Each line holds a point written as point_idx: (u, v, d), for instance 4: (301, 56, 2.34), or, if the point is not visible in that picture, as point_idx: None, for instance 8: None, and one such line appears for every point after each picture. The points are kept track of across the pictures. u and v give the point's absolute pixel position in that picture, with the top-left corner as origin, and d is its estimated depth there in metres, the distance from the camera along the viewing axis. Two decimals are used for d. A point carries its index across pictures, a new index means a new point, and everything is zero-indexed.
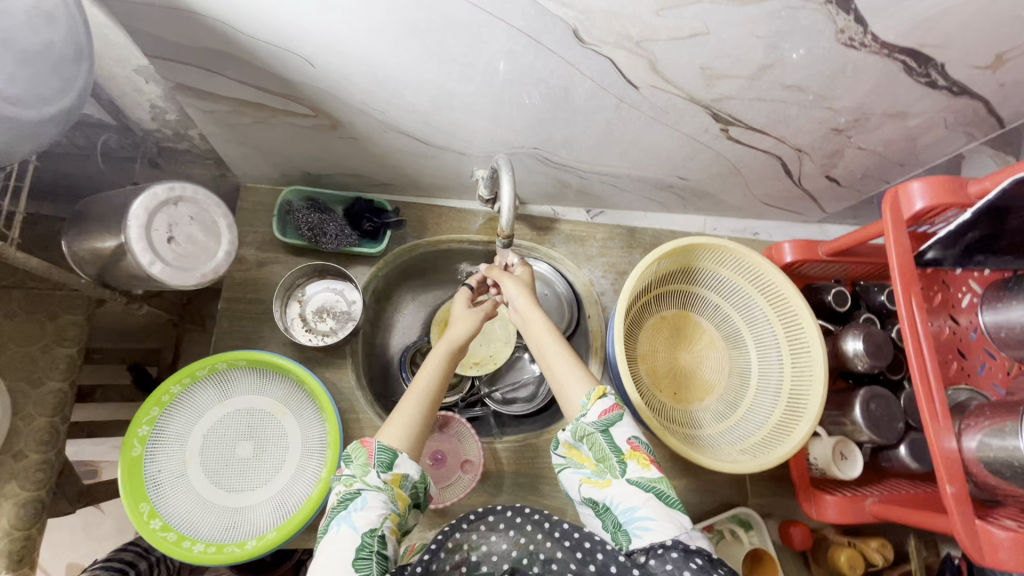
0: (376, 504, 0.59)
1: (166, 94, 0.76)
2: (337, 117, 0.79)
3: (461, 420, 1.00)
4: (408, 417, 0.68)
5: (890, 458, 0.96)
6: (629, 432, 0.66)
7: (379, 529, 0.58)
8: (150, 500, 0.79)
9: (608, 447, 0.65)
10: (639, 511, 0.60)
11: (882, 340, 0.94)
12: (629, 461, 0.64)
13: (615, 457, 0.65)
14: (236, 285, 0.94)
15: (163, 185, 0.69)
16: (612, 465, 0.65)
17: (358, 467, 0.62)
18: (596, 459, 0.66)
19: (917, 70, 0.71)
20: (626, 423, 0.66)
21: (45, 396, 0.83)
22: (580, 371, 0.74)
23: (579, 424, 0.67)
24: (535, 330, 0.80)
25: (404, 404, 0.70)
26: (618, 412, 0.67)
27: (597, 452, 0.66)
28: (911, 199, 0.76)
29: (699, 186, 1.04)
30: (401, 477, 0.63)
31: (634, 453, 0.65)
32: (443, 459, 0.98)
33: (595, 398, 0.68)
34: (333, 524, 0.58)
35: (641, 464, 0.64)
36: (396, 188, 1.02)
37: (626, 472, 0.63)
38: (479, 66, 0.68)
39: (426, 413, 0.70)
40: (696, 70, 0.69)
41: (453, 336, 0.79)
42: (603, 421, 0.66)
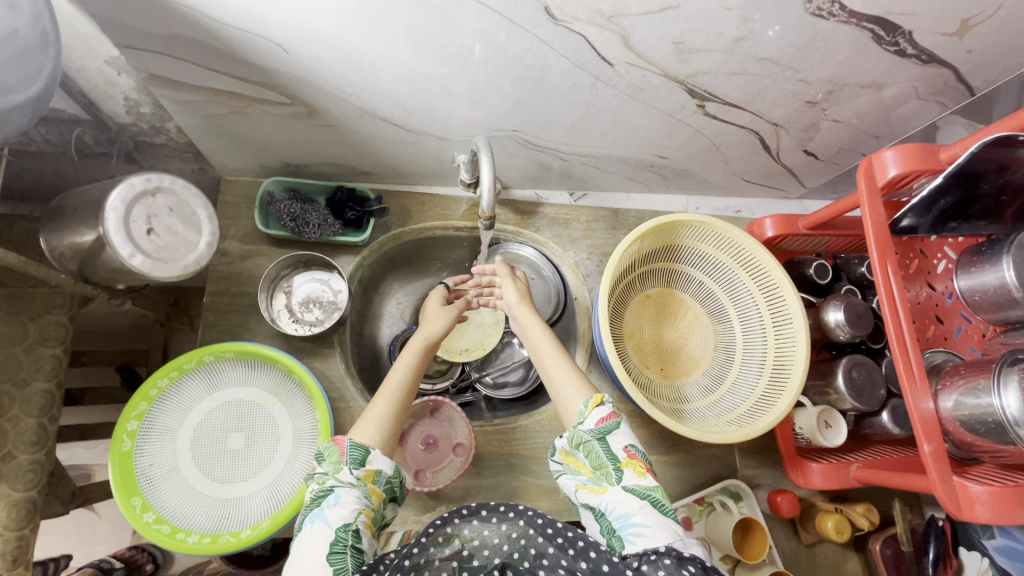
0: (349, 501, 0.60)
1: (139, 86, 0.75)
2: (313, 104, 0.78)
3: (452, 404, 1.02)
4: (379, 414, 0.69)
5: (873, 425, 0.98)
6: (626, 439, 0.67)
7: (353, 524, 0.59)
8: (142, 494, 0.79)
9: (604, 456, 0.66)
10: (633, 519, 0.60)
11: (863, 310, 0.95)
12: (625, 469, 0.65)
13: (612, 465, 0.65)
14: (220, 278, 0.94)
15: (140, 175, 0.68)
16: (608, 473, 0.65)
17: (330, 465, 0.63)
18: (592, 467, 0.67)
19: (886, 39, 0.72)
20: (622, 431, 0.67)
21: (32, 397, 0.82)
22: (578, 377, 0.75)
23: (575, 432, 0.68)
24: (533, 335, 0.83)
25: (375, 405, 0.71)
26: (615, 420, 0.68)
27: (593, 460, 0.67)
28: (884, 167, 0.77)
29: (679, 165, 1.05)
30: (375, 473, 0.64)
31: (630, 461, 0.65)
32: (434, 443, 0.99)
33: (592, 406, 0.69)
34: (306, 521, 0.59)
35: (638, 472, 0.64)
36: (377, 176, 1.02)
37: (623, 480, 0.64)
38: (452, 47, 0.68)
39: (399, 409, 0.71)
40: (668, 45, 0.69)
41: (428, 332, 0.82)
42: (600, 429, 0.67)
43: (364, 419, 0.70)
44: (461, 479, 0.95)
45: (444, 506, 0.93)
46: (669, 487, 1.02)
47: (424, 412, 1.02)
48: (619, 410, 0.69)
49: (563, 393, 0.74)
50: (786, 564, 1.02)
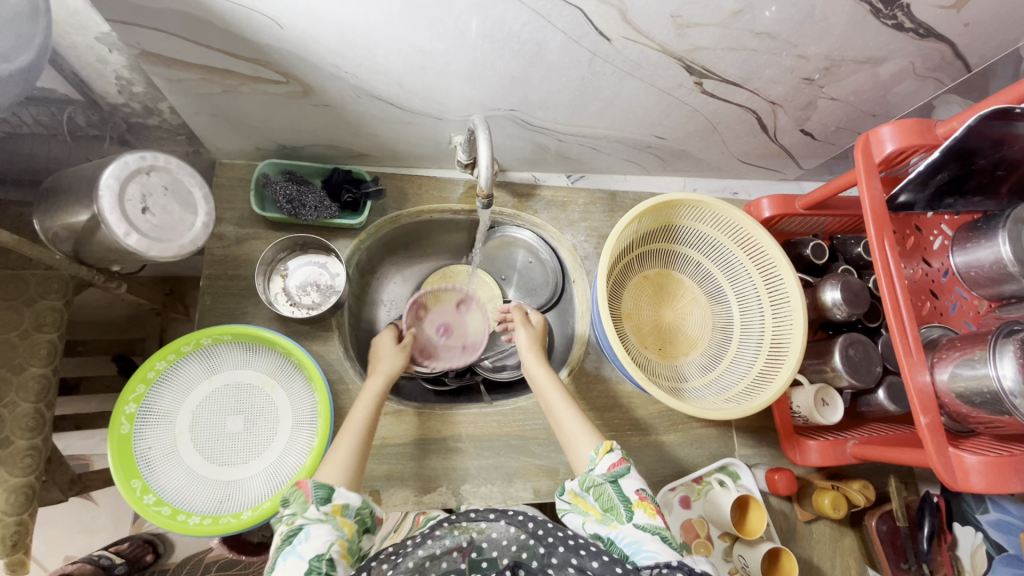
0: (320, 534, 0.61)
1: (131, 64, 0.74)
2: (308, 83, 0.78)
3: (478, 302, 1.18)
4: (342, 458, 0.73)
5: (869, 402, 0.99)
6: (637, 483, 0.70)
7: (326, 554, 0.60)
8: (141, 477, 0.78)
9: (616, 498, 0.69)
10: (645, 545, 0.63)
11: (859, 289, 0.96)
12: (636, 510, 0.67)
13: (623, 506, 0.68)
14: (217, 262, 0.94)
15: (134, 153, 0.67)
16: (619, 513, 0.68)
17: (297, 505, 0.65)
18: (603, 509, 0.69)
19: (884, 12, 0.72)
20: (633, 476, 0.70)
21: (28, 382, 0.82)
22: (586, 426, 0.80)
23: (588, 476, 0.71)
24: (541, 383, 0.87)
25: (338, 447, 0.74)
26: (625, 465, 0.71)
27: (604, 502, 0.69)
28: (882, 142, 0.77)
29: (677, 145, 1.05)
30: (343, 506, 0.66)
31: (641, 502, 0.68)
32: (449, 331, 1.15)
33: (602, 452, 0.72)
34: (279, 560, 0.60)
35: (648, 512, 0.67)
36: (373, 158, 1.01)
37: (633, 519, 0.66)
38: (449, 22, 0.68)
39: (360, 452, 0.75)
40: (666, 18, 0.69)
41: (385, 371, 0.88)
42: (611, 474, 0.70)
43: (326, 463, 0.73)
44: (462, 460, 0.96)
45: (445, 487, 0.94)
46: (669, 467, 1.03)
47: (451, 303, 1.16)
48: (628, 456, 0.72)
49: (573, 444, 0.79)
50: (784, 541, 1.03)
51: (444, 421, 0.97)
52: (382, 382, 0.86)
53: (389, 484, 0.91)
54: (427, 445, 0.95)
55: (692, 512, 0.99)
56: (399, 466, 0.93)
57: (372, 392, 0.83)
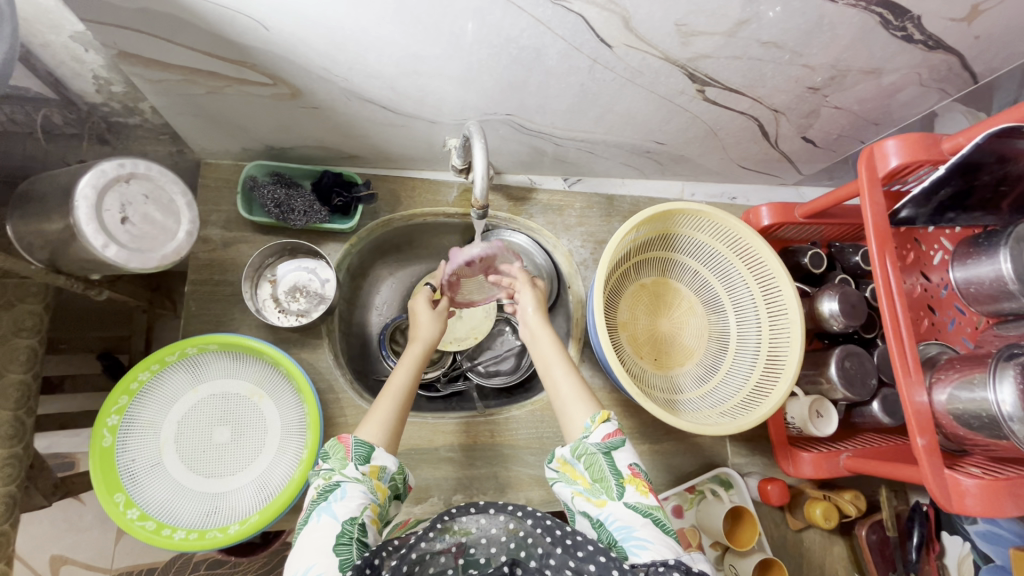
0: (355, 494, 0.62)
1: (109, 64, 0.71)
2: (297, 85, 0.74)
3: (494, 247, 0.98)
4: (383, 415, 0.73)
5: (863, 414, 0.99)
6: (630, 458, 0.70)
7: (359, 518, 0.61)
8: (125, 490, 0.77)
9: (608, 470, 0.68)
10: (635, 531, 0.61)
11: (856, 301, 0.95)
12: (627, 486, 0.66)
13: (614, 480, 0.67)
14: (202, 267, 0.91)
15: (112, 160, 0.64)
16: (610, 487, 0.67)
17: (336, 461, 0.66)
18: (592, 479, 0.68)
19: (894, 23, 0.70)
20: (627, 450, 0.70)
21: (7, 389, 0.81)
22: (586, 394, 0.77)
23: (581, 443, 0.71)
24: (543, 343, 0.85)
25: (378, 406, 0.75)
26: (620, 438, 0.71)
27: (594, 473, 0.68)
28: (886, 156, 0.76)
29: (676, 150, 1.02)
30: (379, 469, 0.67)
31: (633, 478, 0.67)
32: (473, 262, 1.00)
33: (600, 421, 0.72)
34: (313, 514, 0.61)
35: (640, 490, 0.66)
36: (365, 160, 0.98)
37: (624, 496, 0.65)
38: (443, 25, 0.65)
39: (400, 413, 0.75)
40: (670, 26, 0.66)
41: (424, 338, 0.86)
42: (606, 444, 0.70)
43: (366, 421, 0.73)
44: (453, 470, 0.94)
45: (437, 497, 0.92)
46: (662, 476, 1.03)
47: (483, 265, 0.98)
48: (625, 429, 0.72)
49: (567, 410, 0.76)
50: (774, 549, 1.03)
51: (435, 430, 0.95)
52: (421, 350, 0.84)
53: None
54: (418, 455, 0.94)
55: (683, 522, 0.99)
56: None
57: (413, 356, 0.82)
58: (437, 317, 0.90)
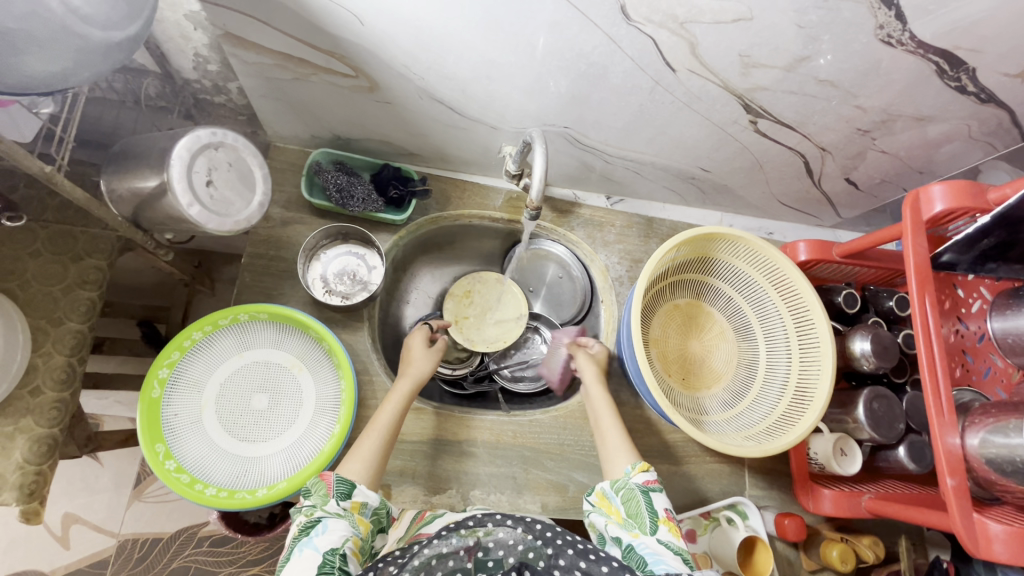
0: (337, 527, 0.63)
1: (212, 43, 0.77)
2: (376, 79, 0.80)
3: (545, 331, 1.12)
4: (367, 453, 0.75)
5: (887, 458, 0.97)
6: (667, 503, 0.72)
7: (340, 548, 0.61)
8: (165, 442, 0.80)
9: (644, 508, 0.71)
10: (664, 559, 0.64)
11: (889, 343, 0.96)
12: (660, 525, 0.69)
13: (649, 517, 0.70)
14: (260, 241, 0.96)
15: (206, 128, 0.70)
16: (643, 522, 0.70)
17: (318, 497, 0.66)
18: (626, 514, 0.72)
19: (949, 73, 0.73)
20: (666, 495, 0.72)
21: (64, 336, 0.88)
22: (627, 445, 0.83)
23: (624, 482, 0.75)
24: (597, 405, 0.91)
25: (363, 442, 0.77)
26: (659, 485, 0.74)
27: (630, 508, 0.72)
28: (931, 202, 0.78)
29: (720, 180, 1.06)
30: (361, 504, 0.69)
31: (668, 519, 0.70)
32: None
33: (639, 469, 0.75)
34: (295, 550, 0.61)
35: (673, 531, 0.68)
36: (423, 158, 1.03)
37: (657, 532, 0.68)
38: (520, 36, 0.70)
39: (383, 451, 0.77)
40: (733, 57, 0.71)
41: (414, 375, 0.88)
42: (646, 486, 0.73)
43: (352, 456, 0.75)
44: (473, 465, 0.95)
45: (456, 490, 0.93)
46: (678, 499, 1.02)
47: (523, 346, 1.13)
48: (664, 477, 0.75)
49: (610, 447, 0.83)
50: None
51: (461, 424, 0.97)
52: (410, 386, 0.86)
53: (400, 480, 0.91)
54: (441, 446, 0.95)
55: (695, 547, 0.98)
56: (415, 462, 0.93)
57: (400, 394, 0.84)
58: (431, 354, 0.93)
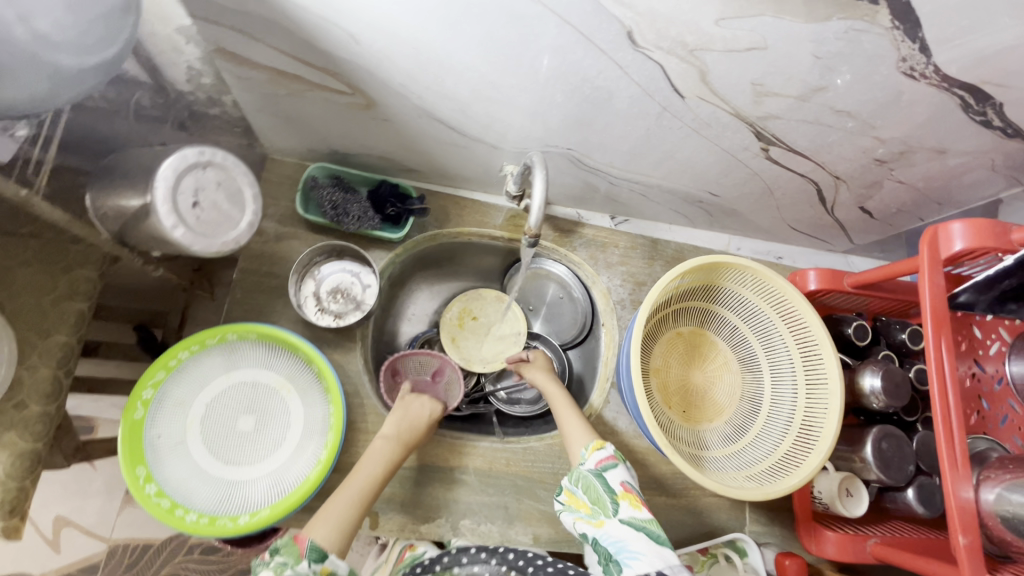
0: None
1: (204, 57, 0.75)
2: (373, 97, 0.77)
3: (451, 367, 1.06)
4: (337, 518, 0.72)
5: (895, 499, 0.94)
6: (623, 477, 0.77)
7: None
8: (147, 465, 0.78)
9: (602, 490, 0.75)
10: (629, 544, 0.69)
11: (900, 379, 0.92)
12: (621, 501, 0.74)
13: (609, 499, 0.74)
14: (253, 257, 0.93)
15: (194, 147, 0.67)
16: (606, 507, 0.74)
17: (289, 556, 0.64)
18: (591, 502, 0.75)
19: (974, 108, 0.69)
20: (620, 470, 0.77)
21: (51, 348, 0.85)
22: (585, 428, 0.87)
23: (579, 470, 0.79)
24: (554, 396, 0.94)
25: (333, 504, 0.73)
26: (613, 463, 0.78)
27: (592, 495, 0.76)
28: (950, 239, 0.74)
29: (728, 204, 1.02)
30: (331, 571, 0.66)
31: (626, 494, 0.75)
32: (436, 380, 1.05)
33: (592, 450, 0.80)
34: None
35: (633, 505, 0.73)
36: (422, 174, 1.01)
37: (619, 512, 0.73)
38: (521, 59, 0.67)
39: (356, 516, 0.73)
40: (746, 85, 0.67)
41: (396, 435, 0.84)
42: (598, 469, 0.78)
43: (321, 519, 0.72)
44: (463, 493, 0.93)
45: (445, 519, 0.91)
46: (676, 533, 0.99)
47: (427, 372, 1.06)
48: (617, 454, 0.80)
49: (567, 431, 0.87)
50: None
51: (453, 450, 0.95)
52: (389, 447, 0.83)
53: (388, 507, 0.88)
54: (432, 473, 0.92)
55: None
56: (404, 489, 0.91)
57: (379, 454, 0.81)
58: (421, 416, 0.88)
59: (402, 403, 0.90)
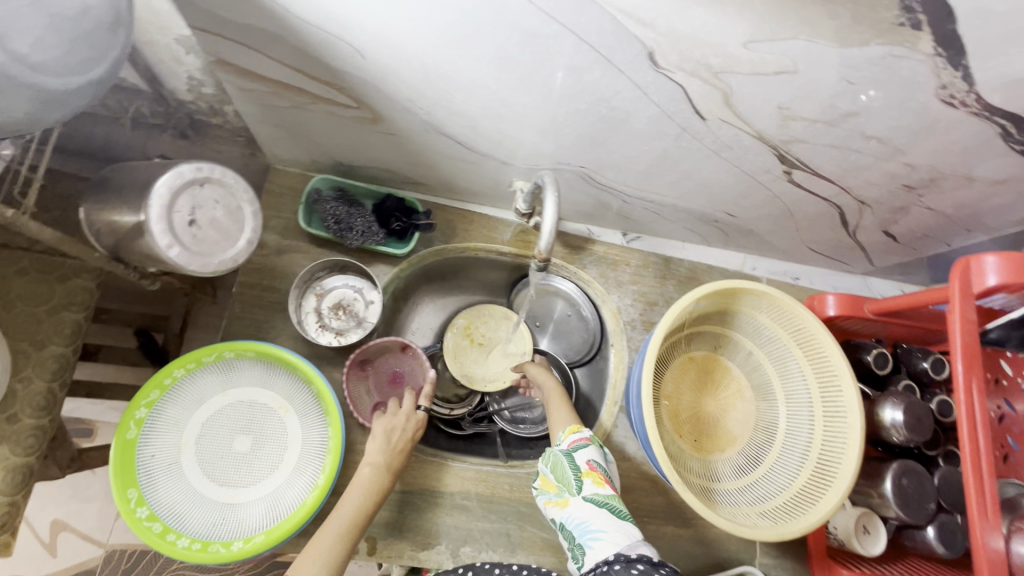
0: None
1: (205, 68, 0.72)
2: (380, 112, 0.74)
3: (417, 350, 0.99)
4: (322, 553, 0.69)
5: (914, 538, 0.89)
6: (590, 455, 0.75)
7: None
8: (139, 487, 0.75)
9: (569, 470, 0.73)
10: (591, 525, 0.68)
11: (923, 414, 0.87)
12: (585, 480, 0.72)
13: (574, 477, 0.72)
14: (253, 270, 0.91)
15: (191, 163, 0.65)
16: (571, 485, 0.72)
17: None
18: (558, 483, 0.73)
19: (1015, 136, 0.65)
20: (588, 448, 0.75)
21: (46, 360, 0.83)
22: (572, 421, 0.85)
23: (551, 453, 0.77)
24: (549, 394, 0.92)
25: (320, 539, 0.70)
26: (584, 442, 0.76)
27: (559, 475, 0.74)
28: (983, 273, 0.70)
29: (745, 224, 0.98)
30: None
31: (591, 472, 0.72)
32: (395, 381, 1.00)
33: (568, 434, 0.78)
34: None
35: (597, 483, 0.71)
36: (429, 188, 0.98)
37: (583, 490, 0.71)
38: (534, 77, 0.63)
39: (343, 550, 0.71)
40: (772, 108, 0.63)
41: (377, 458, 0.80)
42: (569, 449, 0.75)
43: (306, 556, 0.68)
44: (464, 519, 0.90)
45: (445, 546, 0.88)
46: (683, 565, 0.95)
47: (395, 348, 0.99)
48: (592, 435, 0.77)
49: (552, 419, 0.87)
50: None
51: (454, 474, 0.92)
52: (372, 473, 0.79)
53: (386, 532, 0.86)
54: (432, 497, 0.90)
55: None
56: (403, 514, 0.88)
57: (365, 482, 0.78)
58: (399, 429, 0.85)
59: (385, 424, 0.85)
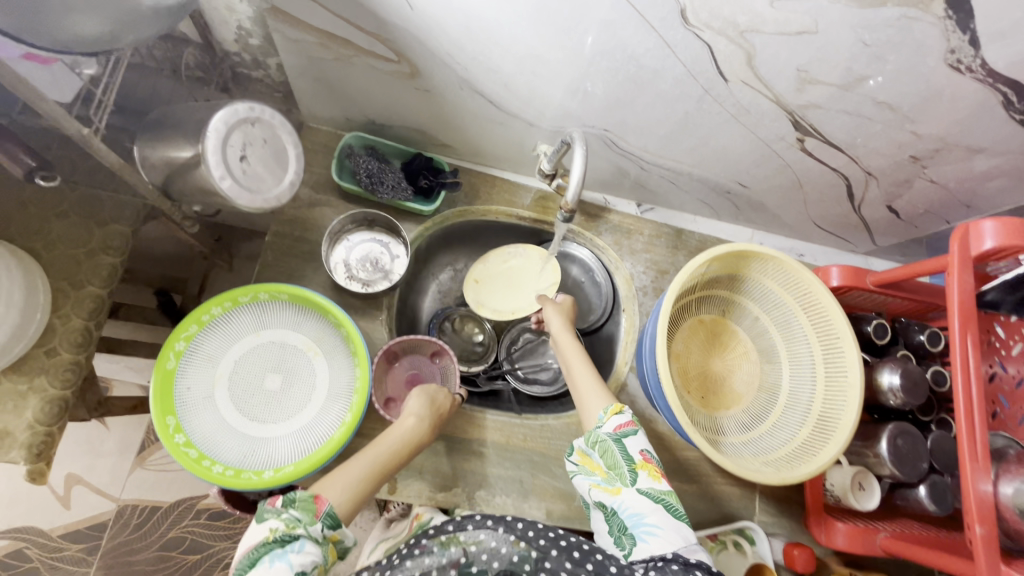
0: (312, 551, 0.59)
1: (256, 17, 0.76)
2: (419, 66, 0.78)
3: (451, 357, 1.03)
4: (350, 479, 0.70)
5: (906, 496, 0.94)
6: (642, 445, 0.70)
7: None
8: (176, 415, 0.79)
9: (620, 457, 0.69)
10: (646, 517, 0.63)
11: (919, 378, 0.92)
12: (640, 471, 0.67)
13: (626, 467, 0.68)
14: (286, 221, 0.94)
15: (244, 103, 0.69)
16: (624, 474, 0.68)
17: (305, 514, 0.62)
18: (607, 468, 0.69)
19: (1015, 105, 0.70)
20: (639, 437, 0.70)
21: (84, 299, 0.85)
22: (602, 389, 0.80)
23: (595, 432, 0.73)
24: (567, 348, 0.89)
25: (351, 466, 0.73)
26: (634, 428, 0.71)
27: (609, 460, 0.70)
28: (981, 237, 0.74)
29: (755, 197, 1.03)
30: (337, 538, 0.65)
31: (645, 464, 0.68)
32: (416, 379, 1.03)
33: (612, 413, 0.73)
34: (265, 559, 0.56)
35: (652, 476, 0.67)
36: (455, 150, 1.02)
37: (637, 482, 0.66)
38: (570, 33, 0.67)
39: (369, 482, 0.72)
40: (791, 70, 0.68)
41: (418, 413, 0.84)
42: (618, 433, 0.71)
43: (334, 478, 0.70)
44: (479, 464, 0.94)
45: (461, 489, 0.92)
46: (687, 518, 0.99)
47: (426, 352, 1.03)
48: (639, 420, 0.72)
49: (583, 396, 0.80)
50: None
51: (471, 422, 0.96)
52: (414, 425, 0.82)
53: (407, 474, 0.90)
54: (450, 443, 0.94)
55: None
56: (422, 457, 0.92)
57: (404, 430, 0.81)
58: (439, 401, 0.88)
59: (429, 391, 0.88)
